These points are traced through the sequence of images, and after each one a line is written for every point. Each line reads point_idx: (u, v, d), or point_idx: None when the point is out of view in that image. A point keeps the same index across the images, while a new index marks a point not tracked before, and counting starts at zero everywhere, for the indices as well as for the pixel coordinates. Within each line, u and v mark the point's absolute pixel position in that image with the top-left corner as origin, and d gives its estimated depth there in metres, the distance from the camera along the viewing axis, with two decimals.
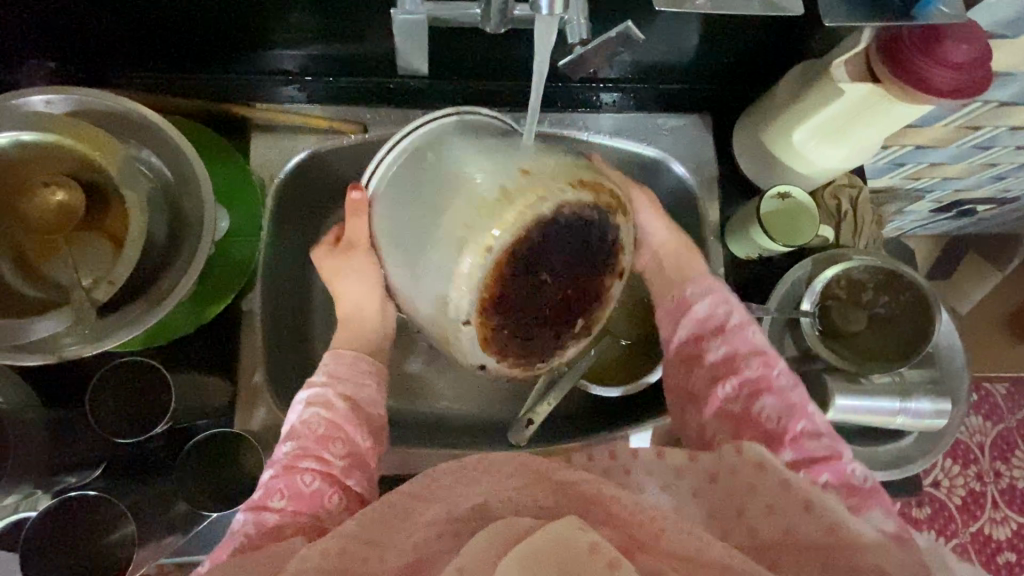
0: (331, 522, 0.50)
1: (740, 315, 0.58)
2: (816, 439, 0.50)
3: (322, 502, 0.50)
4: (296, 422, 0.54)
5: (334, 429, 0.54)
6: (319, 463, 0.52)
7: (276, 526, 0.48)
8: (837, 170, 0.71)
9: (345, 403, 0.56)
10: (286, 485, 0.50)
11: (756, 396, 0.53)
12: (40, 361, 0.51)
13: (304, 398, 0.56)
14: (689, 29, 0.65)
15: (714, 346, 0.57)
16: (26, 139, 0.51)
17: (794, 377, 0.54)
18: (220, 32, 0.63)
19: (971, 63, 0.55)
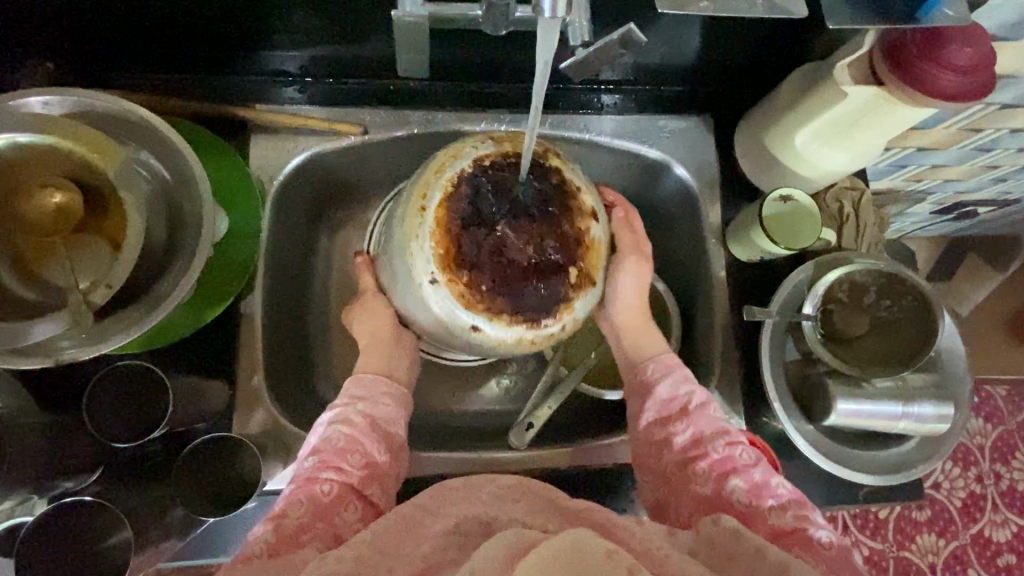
0: (347, 531, 0.50)
1: (699, 395, 0.59)
2: (783, 513, 0.49)
3: (338, 512, 0.50)
4: (318, 437, 0.55)
5: (353, 442, 0.55)
6: (338, 474, 0.52)
7: (293, 531, 0.48)
8: (839, 172, 0.71)
9: (363, 420, 0.57)
10: (304, 494, 0.50)
11: (722, 477, 0.52)
12: (39, 364, 0.51)
13: (327, 416, 0.57)
14: (692, 31, 0.65)
15: (679, 428, 0.57)
16: (22, 141, 0.50)
17: (756, 453, 0.54)
18: (219, 33, 0.63)
19: (976, 66, 0.54)
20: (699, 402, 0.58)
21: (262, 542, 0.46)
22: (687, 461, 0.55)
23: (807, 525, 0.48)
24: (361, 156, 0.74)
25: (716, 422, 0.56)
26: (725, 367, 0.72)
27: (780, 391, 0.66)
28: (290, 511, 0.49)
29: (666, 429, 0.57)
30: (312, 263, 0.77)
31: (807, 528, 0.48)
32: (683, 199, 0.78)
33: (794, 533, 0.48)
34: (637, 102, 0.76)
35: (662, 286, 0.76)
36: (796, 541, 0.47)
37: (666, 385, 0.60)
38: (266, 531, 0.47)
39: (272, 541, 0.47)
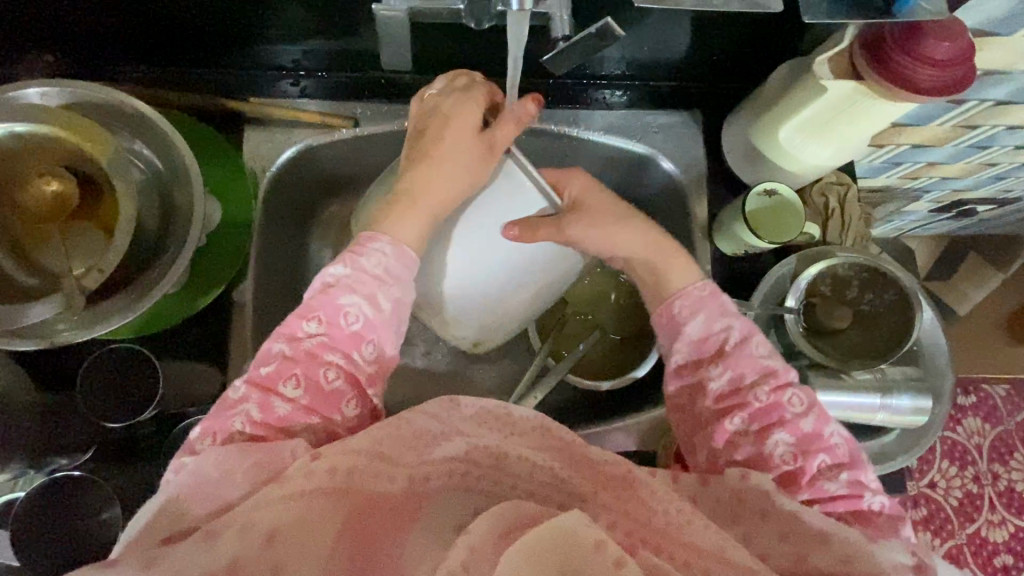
0: (341, 426, 0.49)
1: (741, 329, 0.55)
2: (834, 477, 0.49)
3: (338, 405, 0.49)
4: (335, 301, 0.51)
5: (369, 330, 0.51)
6: (344, 361, 0.50)
7: (283, 417, 0.47)
8: (824, 167, 0.72)
9: (390, 305, 0.52)
10: (303, 376, 0.48)
11: (766, 431, 0.51)
12: (34, 344, 0.53)
13: (339, 273, 0.52)
14: (677, 27, 0.66)
15: (720, 369, 0.54)
16: (20, 131, 0.51)
17: (807, 399, 0.52)
18: (213, 30, 0.65)
19: (954, 60, 0.55)
20: (738, 339, 0.55)
21: (247, 418, 0.47)
22: (727, 407, 0.53)
23: (858, 489, 0.49)
24: (353, 150, 0.75)
25: (762, 360, 0.54)
26: None
27: None
28: (284, 394, 0.48)
29: (705, 366, 0.55)
30: (306, 255, 0.79)
31: (861, 497, 0.49)
32: (669, 193, 0.79)
33: (842, 496, 0.49)
34: (627, 97, 0.77)
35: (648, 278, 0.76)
36: (843, 507, 0.49)
37: (704, 328, 0.56)
38: (253, 410, 0.47)
39: (259, 421, 0.47)
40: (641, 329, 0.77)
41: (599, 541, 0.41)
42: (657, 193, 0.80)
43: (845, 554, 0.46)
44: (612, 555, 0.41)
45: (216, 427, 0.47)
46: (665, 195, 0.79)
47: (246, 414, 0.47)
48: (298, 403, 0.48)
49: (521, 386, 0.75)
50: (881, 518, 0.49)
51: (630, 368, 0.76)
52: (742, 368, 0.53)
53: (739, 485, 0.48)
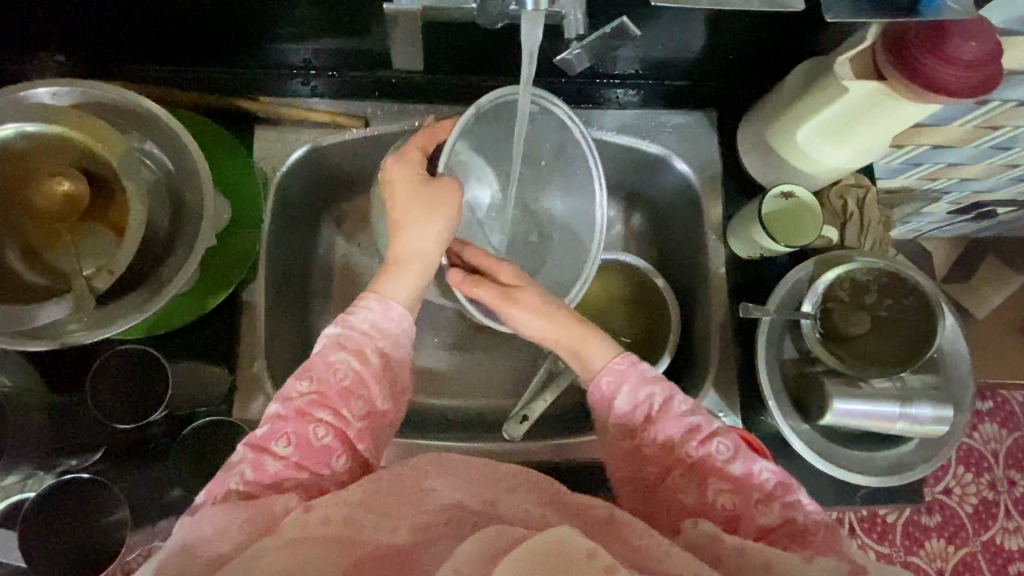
0: (330, 481, 0.48)
1: (663, 392, 0.54)
2: (768, 506, 0.48)
3: (328, 460, 0.49)
4: (326, 358, 0.51)
5: (359, 384, 0.51)
6: (333, 418, 0.50)
7: (276, 476, 0.47)
8: (844, 169, 0.70)
9: (378, 359, 0.53)
10: (295, 434, 0.48)
11: (697, 479, 0.50)
12: (44, 346, 0.52)
13: (331, 333, 0.53)
14: (694, 26, 0.64)
15: (649, 437, 0.53)
16: (31, 131, 0.52)
17: (732, 442, 0.51)
18: (224, 29, 0.64)
19: (980, 61, 0.53)
20: (661, 401, 0.53)
21: (241, 478, 0.46)
22: (665, 473, 0.52)
23: (794, 513, 0.48)
24: (361, 152, 0.74)
25: (683, 419, 0.52)
26: (721, 365, 0.72)
27: (776, 390, 0.65)
28: (277, 452, 0.48)
29: (637, 436, 0.53)
30: (314, 256, 0.78)
31: (794, 519, 0.48)
32: (683, 195, 0.77)
33: (781, 528, 0.48)
34: (640, 97, 0.76)
35: (662, 282, 0.76)
36: (782, 539, 0.47)
37: (631, 398, 0.54)
38: (247, 470, 0.47)
39: (252, 481, 0.47)
40: (654, 331, 0.77)
41: (589, 550, 0.40)
42: (671, 195, 0.78)
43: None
44: (603, 562, 0.40)
45: (211, 486, 0.46)
46: (679, 195, 0.77)
47: (241, 474, 0.47)
48: (287, 459, 0.48)
49: (529, 390, 0.75)
50: (819, 534, 0.47)
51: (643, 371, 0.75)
52: (668, 433, 0.52)
53: (688, 534, 0.47)
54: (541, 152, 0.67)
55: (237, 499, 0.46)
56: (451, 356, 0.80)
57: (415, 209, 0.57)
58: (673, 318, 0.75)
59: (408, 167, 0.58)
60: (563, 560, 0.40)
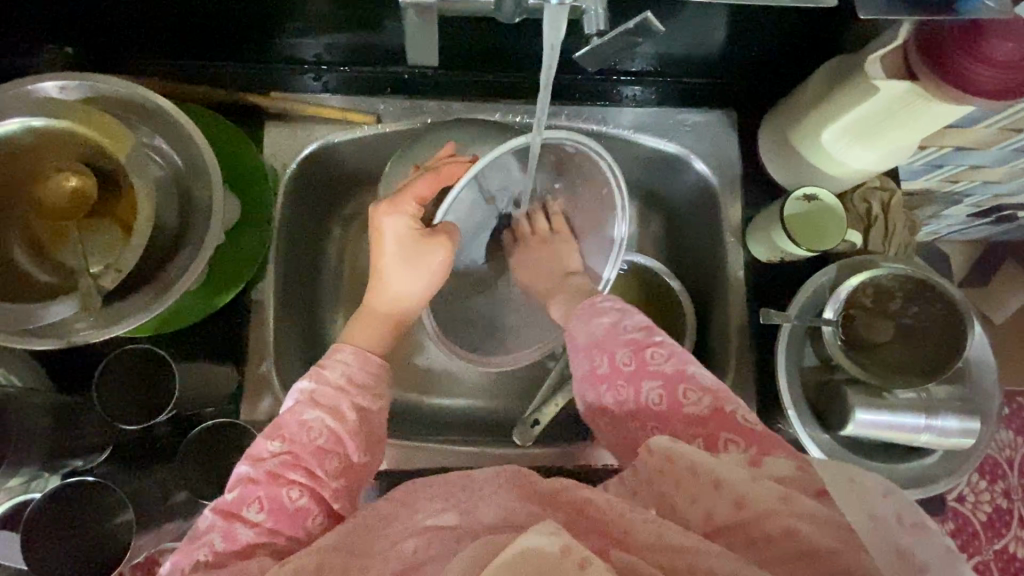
0: (304, 543, 0.48)
1: (608, 314, 0.57)
2: (699, 398, 0.48)
3: (303, 522, 0.48)
4: (299, 417, 0.51)
5: (334, 442, 0.51)
6: (308, 480, 0.49)
7: (247, 544, 0.46)
8: (869, 171, 0.67)
9: (355, 415, 0.52)
10: (267, 497, 0.48)
11: (637, 380, 0.51)
12: (50, 345, 0.51)
13: (304, 389, 0.52)
14: (715, 22, 0.63)
15: (603, 356, 0.54)
16: (39, 125, 0.51)
17: (668, 352, 0.52)
18: (235, 23, 0.63)
19: (1019, 61, 0.51)
20: (609, 323, 0.56)
21: (210, 549, 0.46)
22: (616, 389, 0.53)
23: (725, 405, 0.48)
24: (372, 148, 0.73)
25: (625, 334, 0.54)
26: (737, 370, 0.70)
27: (796, 400, 0.64)
28: (248, 518, 0.47)
29: (592, 364, 0.55)
30: (324, 254, 0.77)
31: (724, 409, 0.47)
32: (700, 194, 0.76)
33: (711, 419, 0.47)
34: (657, 94, 0.74)
35: (677, 285, 0.76)
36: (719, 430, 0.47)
37: (585, 330, 0.57)
38: (217, 538, 0.46)
39: (222, 551, 0.46)
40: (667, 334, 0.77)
41: (564, 546, 0.38)
42: (688, 195, 0.77)
43: (736, 494, 0.42)
44: (576, 555, 0.37)
45: (180, 557, 0.46)
46: (697, 196, 0.76)
47: (210, 544, 0.46)
48: (261, 525, 0.47)
49: (538, 396, 0.74)
50: (760, 432, 0.46)
51: None
52: (612, 347, 0.54)
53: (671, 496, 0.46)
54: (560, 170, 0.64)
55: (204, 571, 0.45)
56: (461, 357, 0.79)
57: (402, 262, 0.60)
58: (687, 319, 0.75)
59: (403, 215, 0.59)
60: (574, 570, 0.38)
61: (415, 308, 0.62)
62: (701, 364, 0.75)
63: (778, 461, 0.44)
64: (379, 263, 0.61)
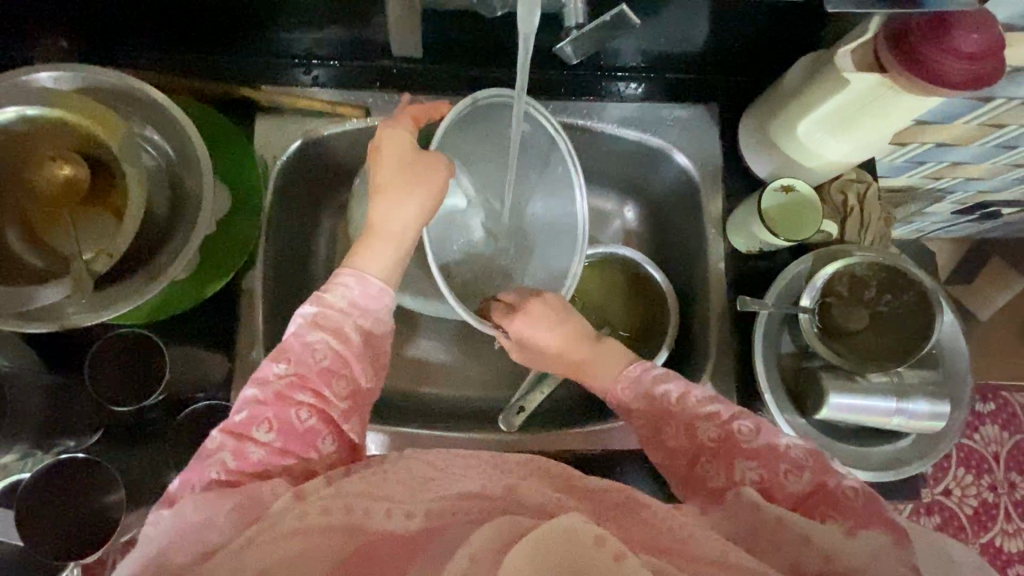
0: (318, 465, 0.49)
1: (678, 386, 0.57)
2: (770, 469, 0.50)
3: (314, 441, 0.49)
4: (301, 338, 0.51)
5: (340, 364, 0.51)
6: (315, 400, 0.50)
7: (260, 463, 0.47)
8: (843, 164, 0.70)
9: (359, 338, 0.53)
10: (276, 418, 0.48)
11: (728, 459, 0.51)
12: (42, 328, 0.53)
13: (307, 314, 0.53)
14: (695, 20, 0.64)
15: (673, 428, 0.55)
16: (32, 114, 0.52)
17: (754, 421, 0.52)
18: (226, 18, 0.65)
19: (984, 52, 0.53)
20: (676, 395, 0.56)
21: (222, 467, 0.46)
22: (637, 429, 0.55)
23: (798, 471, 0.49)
24: (361, 140, 0.74)
25: (702, 409, 0.54)
26: (719, 358, 0.72)
27: (772, 383, 0.65)
28: (259, 438, 0.48)
29: (661, 432, 0.56)
30: (314, 245, 0.79)
31: (828, 485, 0.48)
32: (683, 187, 0.77)
33: (811, 497, 0.48)
34: (642, 90, 0.75)
35: (659, 276, 0.77)
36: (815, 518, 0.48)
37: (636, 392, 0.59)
38: (228, 457, 0.46)
39: (235, 470, 0.46)
40: (652, 324, 0.78)
41: (600, 536, 0.41)
42: (672, 188, 0.79)
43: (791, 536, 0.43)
44: (612, 548, 0.40)
45: (189, 475, 0.46)
46: (678, 188, 0.78)
47: (221, 462, 0.46)
48: (273, 444, 0.48)
49: (523, 385, 0.75)
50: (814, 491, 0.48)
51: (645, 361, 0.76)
52: (690, 420, 0.54)
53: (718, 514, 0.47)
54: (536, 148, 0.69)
55: (216, 488, 0.45)
56: (449, 346, 0.80)
57: (400, 178, 0.59)
58: (671, 310, 0.76)
59: (404, 134, 0.61)
60: (572, 553, 0.40)
61: (412, 229, 0.60)
62: (684, 353, 0.76)
63: (853, 528, 0.45)
64: (377, 179, 0.60)
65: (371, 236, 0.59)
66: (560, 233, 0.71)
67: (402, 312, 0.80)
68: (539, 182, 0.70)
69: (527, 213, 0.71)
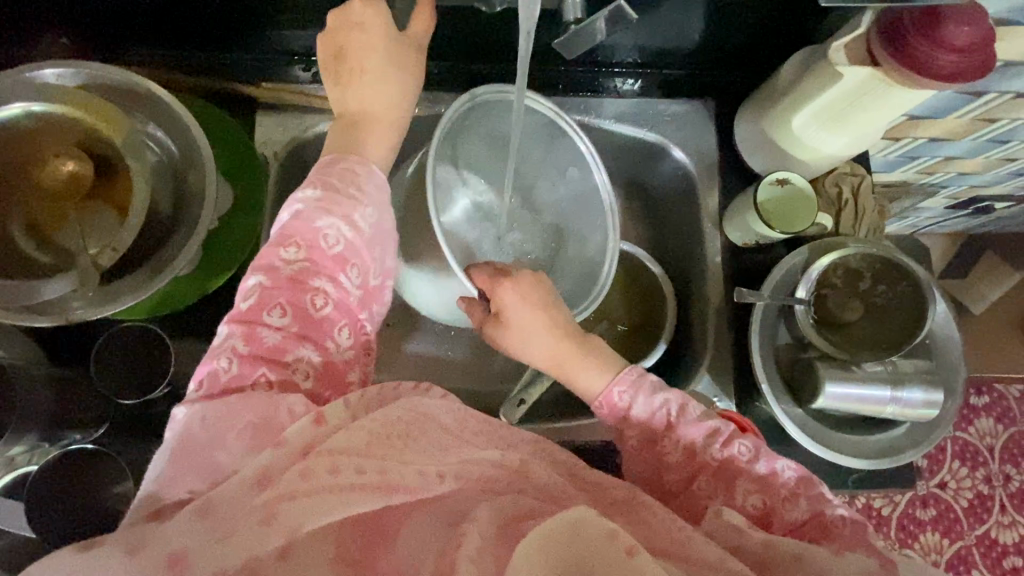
0: (331, 355, 0.50)
1: (677, 398, 0.55)
2: None
3: (329, 329, 0.50)
4: (312, 224, 0.50)
5: (351, 251, 0.51)
6: (331, 285, 0.50)
7: (273, 345, 0.47)
8: (838, 157, 0.71)
9: (370, 227, 0.53)
10: (288, 303, 0.48)
11: (729, 484, 0.52)
12: (49, 323, 0.53)
13: (310, 198, 0.51)
14: (691, 14, 0.65)
15: (672, 444, 0.54)
16: (38, 110, 0.54)
17: (753, 446, 0.53)
18: (228, 15, 0.66)
19: (976, 44, 0.54)
20: (676, 408, 0.55)
21: (234, 352, 0.47)
22: (637, 428, 0.56)
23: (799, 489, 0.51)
24: None
25: (699, 425, 0.54)
26: (716, 351, 0.73)
27: (769, 374, 0.66)
28: (270, 322, 0.48)
29: (659, 445, 0.55)
30: None
31: (822, 513, 0.50)
32: (680, 181, 0.78)
33: (809, 523, 0.50)
34: (639, 85, 0.76)
35: (658, 270, 0.78)
36: (811, 531, 0.50)
37: (644, 408, 0.55)
38: (239, 341, 0.47)
39: (248, 350, 0.47)
40: (651, 317, 0.79)
41: (611, 531, 0.42)
42: (669, 182, 0.80)
43: None
44: (623, 542, 0.41)
45: (206, 365, 0.46)
46: (676, 182, 0.79)
47: (232, 349, 0.47)
48: (285, 327, 0.48)
49: (522, 380, 0.76)
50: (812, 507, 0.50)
51: (644, 353, 0.77)
52: (688, 437, 0.54)
53: (711, 525, 0.48)
54: (529, 132, 0.66)
55: (222, 395, 0.45)
56: (450, 342, 0.81)
57: (383, 63, 0.56)
58: (669, 303, 0.77)
59: (378, 18, 0.55)
60: (581, 543, 0.41)
61: (398, 113, 0.58)
62: (682, 346, 0.77)
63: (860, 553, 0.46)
64: (354, 64, 0.56)
65: (365, 126, 0.57)
66: (578, 207, 0.70)
67: (402, 307, 0.80)
68: (542, 163, 0.69)
69: (535, 193, 0.70)
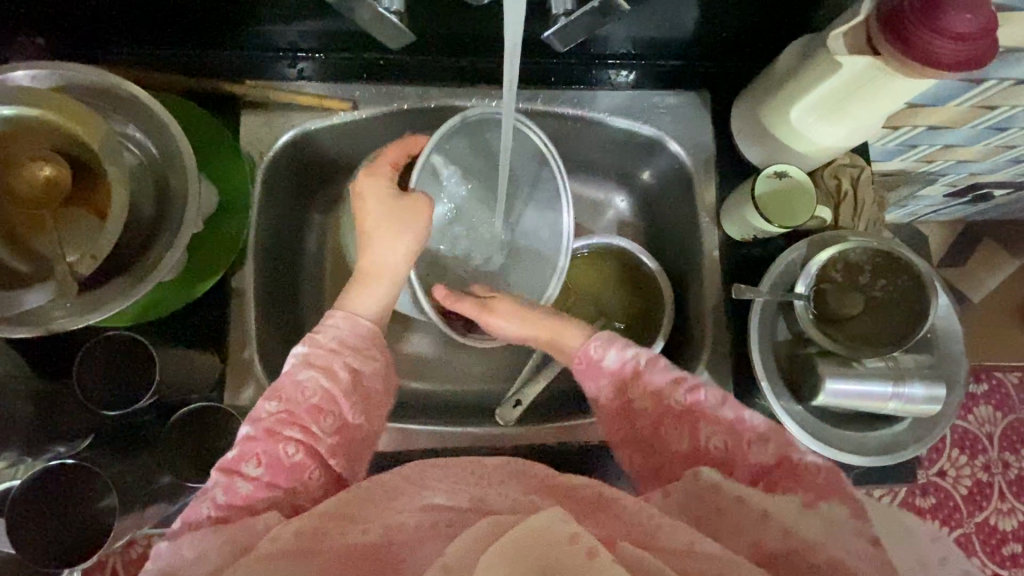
0: (307, 503, 0.48)
1: (646, 353, 0.57)
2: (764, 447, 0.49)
3: (302, 476, 0.49)
4: (294, 378, 0.51)
5: (329, 402, 0.51)
6: (303, 435, 0.49)
7: (246, 496, 0.47)
8: (839, 147, 0.69)
9: (348, 374, 0.52)
10: (265, 453, 0.48)
11: (694, 425, 0.52)
12: (25, 334, 0.52)
13: (299, 353, 0.53)
14: (686, 5, 0.63)
15: (638, 390, 0.56)
16: (6, 113, 0.51)
17: (720, 394, 0.53)
18: (207, 12, 0.64)
19: (977, 32, 0.52)
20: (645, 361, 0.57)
21: (212, 503, 0.46)
22: (622, 384, 0.57)
23: None
24: (349, 134, 0.74)
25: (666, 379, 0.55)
26: (714, 346, 0.72)
27: (769, 371, 0.65)
28: (247, 472, 0.47)
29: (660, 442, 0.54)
30: (306, 241, 0.78)
31: (789, 456, 0.48)
32: (676, 174, 0.77)
33: (778, 468, 0.48)
34: (633, 77, 0.74)
35: (654, 265, 0.77)
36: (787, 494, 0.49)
37: (615, 360, 0.58)
38: (218, 491, 0.46)
39: (226, 505, 0.46)
40: (647, 314, 0.78)
41: (572, 534, 0.41)
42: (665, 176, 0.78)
43: (783, 525, 0.44)
44: (585, 545, 0.40)
45: (186, 513, 0.46)
46: (672, 175, 0.77)
47: (213, 498, 0.46)
48: (259, 479, 0.47)
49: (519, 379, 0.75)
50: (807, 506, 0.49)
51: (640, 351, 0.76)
52: (657, 388, 0.55)
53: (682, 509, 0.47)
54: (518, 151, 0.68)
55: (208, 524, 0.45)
56: (444, 341, 0.80)
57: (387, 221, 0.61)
58: (665, 301, 0.75)
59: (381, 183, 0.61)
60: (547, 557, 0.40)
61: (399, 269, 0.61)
62: (679, 342, 0.76)
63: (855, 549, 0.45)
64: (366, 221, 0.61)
65: (363, 277, 0.60)
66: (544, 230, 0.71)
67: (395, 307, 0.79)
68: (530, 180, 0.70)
69: (517, 210, 0.72)
